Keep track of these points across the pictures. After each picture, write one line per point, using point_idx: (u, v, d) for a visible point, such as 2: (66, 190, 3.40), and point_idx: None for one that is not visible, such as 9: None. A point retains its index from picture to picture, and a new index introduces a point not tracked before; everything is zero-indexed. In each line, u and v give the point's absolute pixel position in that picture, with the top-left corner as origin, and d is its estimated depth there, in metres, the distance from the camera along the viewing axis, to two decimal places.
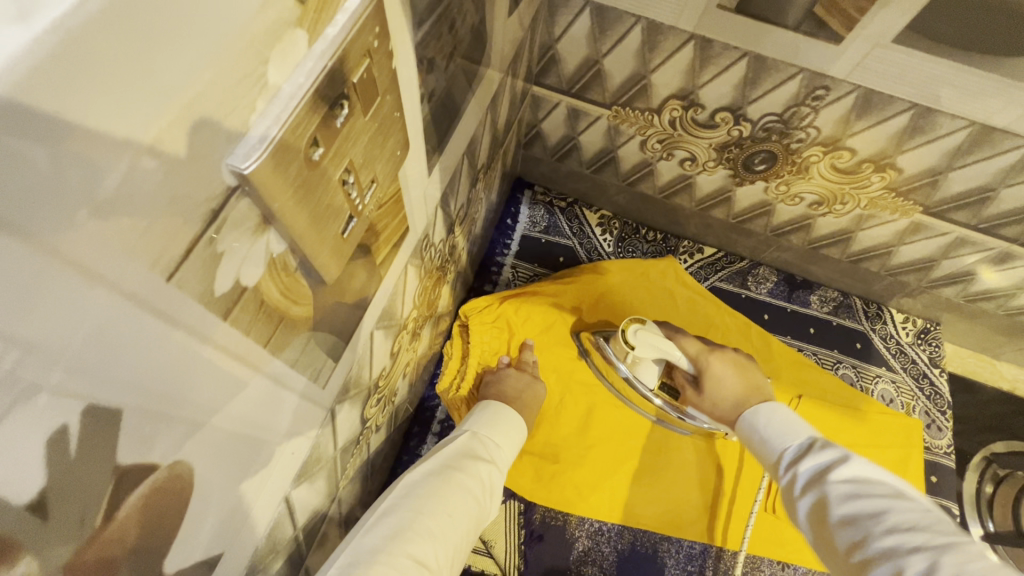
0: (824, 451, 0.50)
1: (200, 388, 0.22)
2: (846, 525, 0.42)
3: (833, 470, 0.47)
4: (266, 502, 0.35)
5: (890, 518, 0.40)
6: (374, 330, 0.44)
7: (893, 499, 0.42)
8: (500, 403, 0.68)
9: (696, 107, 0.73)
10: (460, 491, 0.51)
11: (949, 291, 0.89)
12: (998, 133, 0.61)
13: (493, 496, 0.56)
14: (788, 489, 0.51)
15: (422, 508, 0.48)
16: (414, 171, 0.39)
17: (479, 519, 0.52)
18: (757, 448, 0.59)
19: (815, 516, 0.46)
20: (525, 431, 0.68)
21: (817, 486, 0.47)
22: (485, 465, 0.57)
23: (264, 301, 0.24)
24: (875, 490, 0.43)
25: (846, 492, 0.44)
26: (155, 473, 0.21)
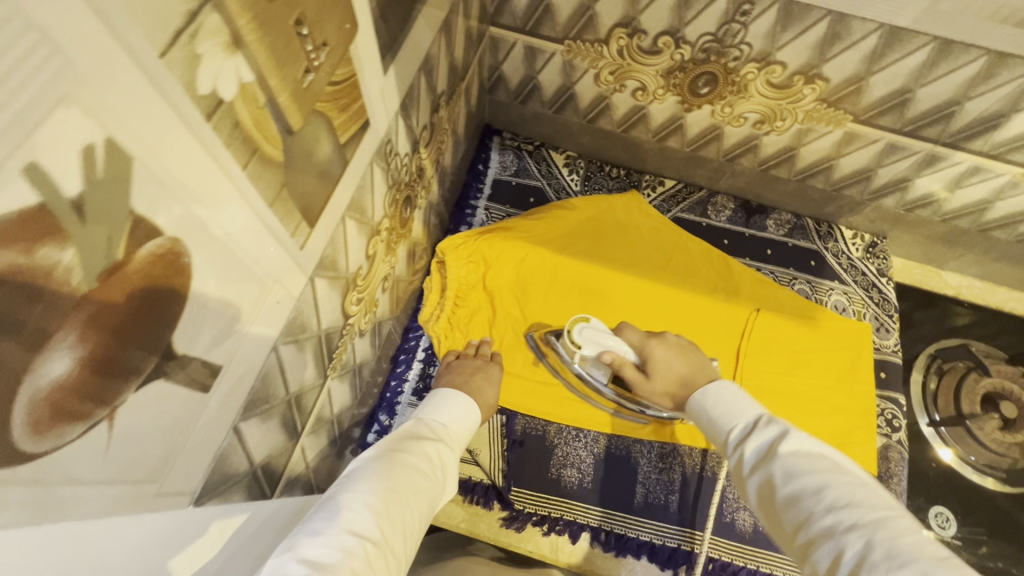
0: (767, 428, 0.52)
1: (192, 180, 0.28)
2: (794, 503, 0.45)
3: (776, 448, 0.49)
4: (258, 339, 0.41)
5: (831, 495, 0.43)
6: (344, 216, 0.50)
7: (831, 475, 0.45)
8: (449, 392, 0.72)
9: (639, 33, 0.79)
10: (404, 467, 0.54)
11: (890, 201, 0.96)
12: (905, 32, 0.67)
13: (444, 471, 0.59)
14: (735, 467, 0.53)
15: (365, 486, 0.50)
16: (369, 62, 0.45)
17: (430, 491, 0.55)
18: (704, 424, 0.61)
19: (761, 492, 0.48)
20: (477, 416, 0.71)
21: (763, 464, 0.50)
22: (432, 442, 0.60)
23: (239, 123, 0.30)
24: (814, 465, 0.46)
25: (788, 471, 0.47)
26: (161, 238, 0.27)
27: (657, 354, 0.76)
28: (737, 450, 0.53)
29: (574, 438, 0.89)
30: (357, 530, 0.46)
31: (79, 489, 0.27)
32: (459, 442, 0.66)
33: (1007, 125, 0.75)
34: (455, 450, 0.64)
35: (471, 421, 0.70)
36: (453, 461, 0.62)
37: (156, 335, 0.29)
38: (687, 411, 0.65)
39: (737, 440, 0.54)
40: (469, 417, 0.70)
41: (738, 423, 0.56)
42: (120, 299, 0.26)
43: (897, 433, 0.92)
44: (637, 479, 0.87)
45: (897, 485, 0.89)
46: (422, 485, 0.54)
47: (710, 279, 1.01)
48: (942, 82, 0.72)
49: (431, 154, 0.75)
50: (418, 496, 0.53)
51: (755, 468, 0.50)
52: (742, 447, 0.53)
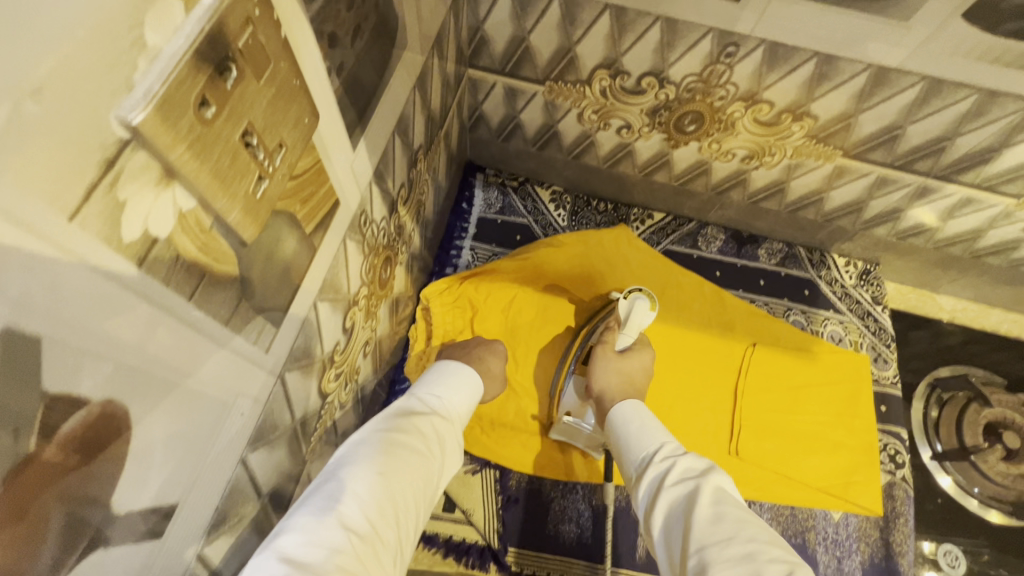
0: (697, 459, 0.54)
1: (124, 331, 0.25)
2: (710, 524, 0.46)
3: (704, 476, 0.51)
4: (221, 460, 0.37)
5: (749, 528, 0.45)
6: (317, 302, 0.47)
7: (746, 513, 0.47)
8: (444, 363, 0.67)
9: (622, 75, 0.77)
10: (395, 447, 0.50)
11: (882, 230, 0.95)
12: (893, 72, 0.65)
13: (440, 447, 0.56)
14: (653, 482, 0.54)
15: (352, 469, 0.47)
16: (335, 143, 0.42)
17: (426, 469, 0.52)
18: (627, 436, 0.62)
19: (678, 515, 0.49)
20: (477, 386, 0.67)
21: (689, 486, 0.51)
22: (425, 417, 0.56)
23: (180, 254, 0.27)
24: (736, 504, 0.48)
25: (712, 499, 0.48)
26: (87, 407, 0.23)
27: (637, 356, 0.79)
28: (662, 464, 0.54)
29: (572, 490, 0.86)
30: (347, 519, 0.43)
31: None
32: (460, 416, 0.63)
33: (999, 159, 0.74)
34: (453, 424, 0.60)
35: (471, 396, 0.65)
36: (451, 435, 0.59)
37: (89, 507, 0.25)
38: (608, 420, 0.68)
39: (664, 456, 0.56)
40: (467, 388, 0.65)
41: (666, 442, 0.58)
42: (40, 486, 0.22)
43: (902, 470, 0.90)
44: (638, 532, 0.83)
45: (904, 526, 0.86)
46: (415, 462, 0.51)
47: (704, 314, 0.98)
48: (932, 119, 0.70)
49: (411, 209, 0.72)
50: (412, 474, 0.50)
51: (677, 491, 0.51)
52: (670, 464, 0.54)
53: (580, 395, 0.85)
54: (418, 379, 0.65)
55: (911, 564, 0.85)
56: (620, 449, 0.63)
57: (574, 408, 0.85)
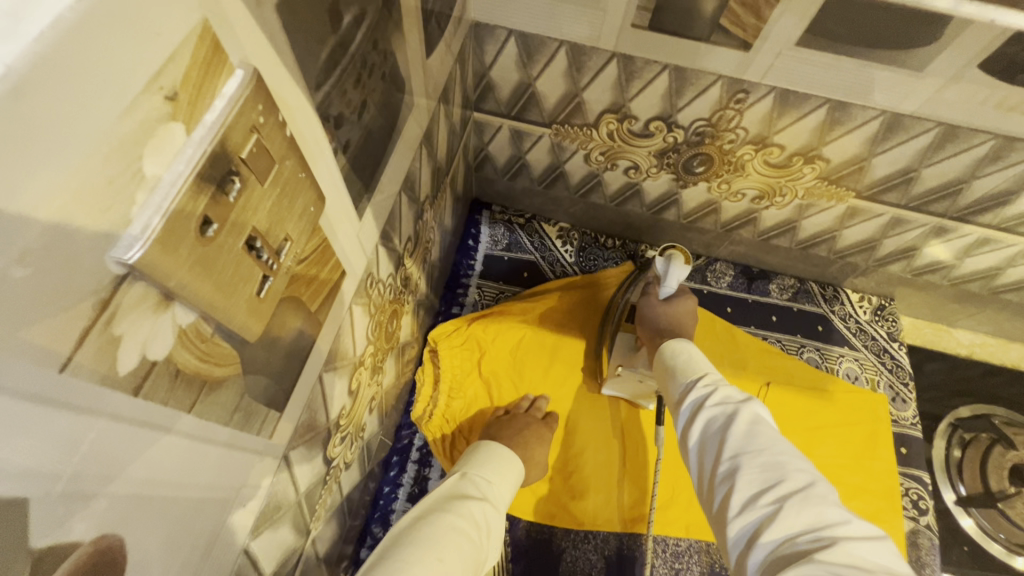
0: (736, 388, 0.54)
1: (118, 462, 0.23)
2: (746, 438, 0.48)
3: (745, 399, 0.52)
4: (222, 558, 0.35)
5: (782, 445, 0.47)
6: (322, 374, 0.46)
7: (783, 432, 0.49)
8: (493, 443, 0.72)
9: (629, 119, 0.76)
10: (452, 531, 0.52)
11: (897, 267, 0.93)
12: (908, 119, 0.64)
13: (488, 533, 0.58)
14: (693, 402, 0.54)
15: (414, 550, 0.48)
16: (341, 217, 0.41)
17: (477, 557, 0.53)
18: (672, 364, 0.61)
19: (714, 429, 0.51)
20: (520, 469, 0.71)
21: (730, 407, 0.51)
22: (477, 504, 0.59)
23: (180, 370, 0.26)
24: (772, 424, 0.50)
25: (751, 417, 0.49)
26: (80, 549, 0.22)
27: (681, 305, 0.76)
28: (706, 387, 0.54)
29: (583, 539, 0.83)
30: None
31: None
32: (505, 503, 0.66)
33: (1017, 201, 0.72)
34: (499, 512, 0.63)
35: (513, 481, 0.69)
36: (497, 520, 0.61)
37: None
38: (658, 353, 0.65)
39: (707, 383, 0.55)
40: (514, 475, 0.70)
41: (710, 372, 0.57)
42: None
43: (925, 516, 0.87)
44: None
45: None
46: (470, 550, 0.52)
47: (716, 351, 0.96)
48: (948, 163, 0.69)
49: (418, 259, 0.71)
50: (466, 560, 0.51)
51: (718, 409, 0.52)
52: (711, 388, 0.54)
53: (624, 349, 0.84)
54: (466, 458, 0.69)
55: None
56: (665, 377, 0.62)
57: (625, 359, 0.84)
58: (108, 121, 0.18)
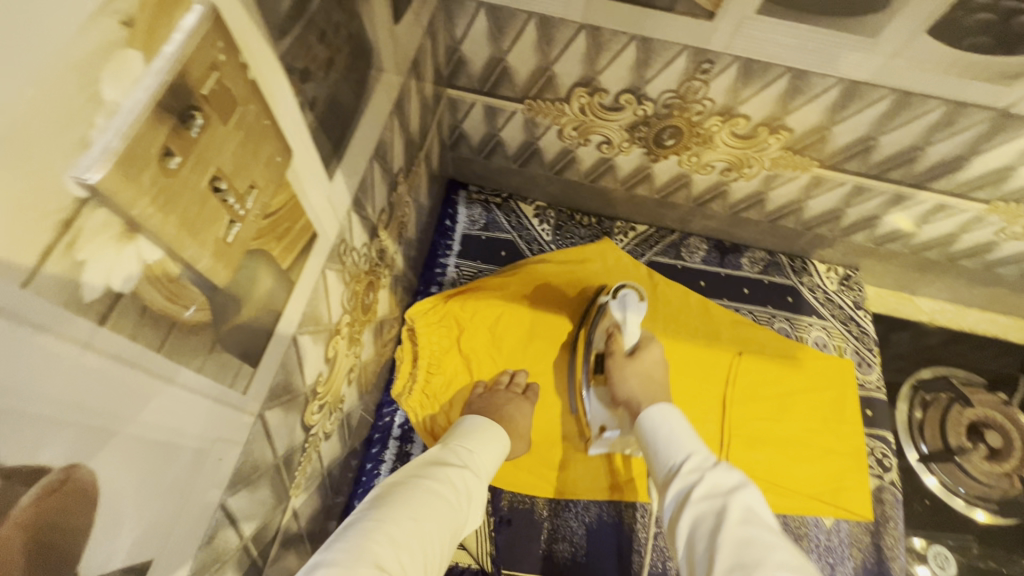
0: (724, 473, 0.56)
1: (88, 393, 0.24)
2: (738, 545, 0.48)
3: (733, 493, 0.53)
4: (197, 509, 0.36)
5: (777, 555, 0.47)
6: (297, 336, 0.46)
7: (774, 533, 0.50)
8: (480, 419, 0.72)
9: (600, 92, 0.77)
10: (426, 495, 0.54)
11: (860, 236, 0.96)
12: (865, 86, 0.67)
13: (468, 499, 0.59)
14: (680, 492, 0.56)
15: (389, 512, 0.50)
16: (310, 176, 0.41)
17: (453, 519, 0.55)
18: (657, 443, 0.64)
19: (705, 531, 0.52)
20: (502, 437, 0.71)
21: (717, 504, 0.53)
22: (456, 470, 0.60)
23: (147, 306, 0.26)
24: (766, 526, 0.50)
25: (741, 518, 0.51)
26: (49, 474, 0.22)
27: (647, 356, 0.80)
28: (692, 476, 0.57)
29: (564, 508, 0.85)
30: (378, 558, 0.44)
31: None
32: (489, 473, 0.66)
33: (969, 166, 0.75)
34: (482, 480, 0.64)
35: (499, 452, 0.69)
36: (478, 487, 0.62)
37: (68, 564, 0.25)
38: (637, 423, 0.70)
39: (693, 468, 0.58)
40: (500, 447, 0.70)
41: (695, 455, 0.60)
42: None
43: (890, 474, 0.91)
44: (632, 547, 0.83)
45: (894, 530, 0.87)
46: (445, 512, 0.54)
47: (689, 324, 0.99)
48: (903, 130, 0.72)
49: (393, 233, 0.72)
50: (441, 522, 0.53)
51: (706, 506, 0.53)
52: (698, 477, 0.56)
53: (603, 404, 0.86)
54: (454, 429, 0.70)
55: (902, 567, 0.85)
56: (651, 454, 0.65)
57: (607, 419, 0.85)
58: (65, 36, 0.19)
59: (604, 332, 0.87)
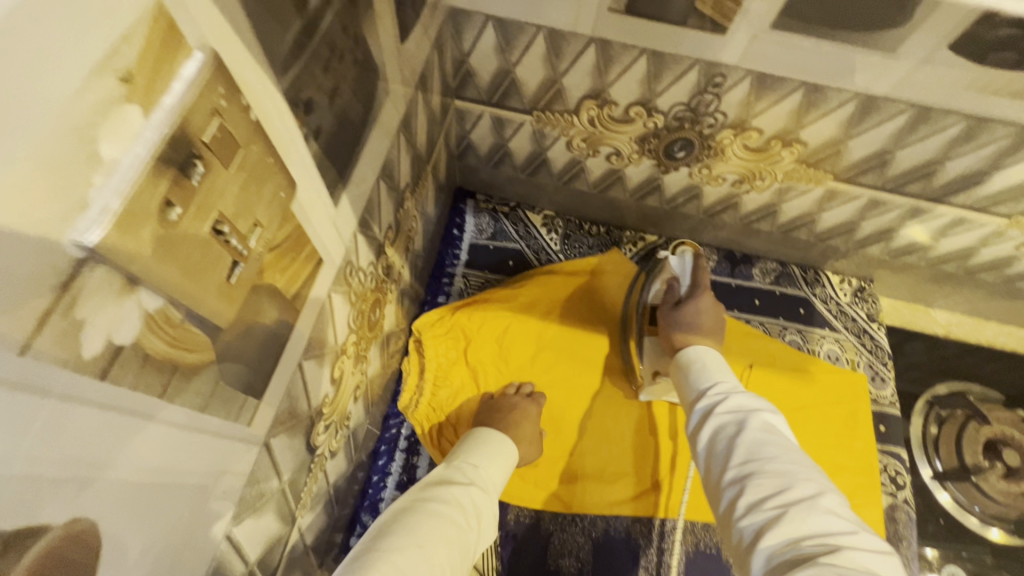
0: (751, 398, 0.55)
1: (86, 448, 0.23)
2: (756, 450, 0.49)
3: (756, 408, 0.53)
4: (202, 544, 0.35)
5: (793, 457, 0.48)
6: (302, 362, 0.46)
7: (793, 445, 0.50)
8: (490, 433, 0.72)
9: (610, 104, 0.76)
10: (432, 519, 0.53)
11: (875, 249, 0.94)
12: (882, 101, 0.65)
13: (477, 519, 0.58)
14: (704, 408, 0.56)
15: (392, 541, 0.49)
16: (315, 204, 0.40)
17: (462, 541, 0.54)
18: (685, 372, 0.64)
19: (725, 435, 0.52)
20: (512, 452, 0.72)
21: (740, 413, 0.53)
22: (463, 490, 0.60)
23: (149, 355, 0.26)
24: (783, 435, 0.51)
25: (760, 426, 0.51)
26: (53, 531, 0.22)
27: (694, 306, 0.74)
28: (715, 396, 0.56)
29: (571, 522, 0.84)
30: None
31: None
32: (498, 488, 0.66)
33: (990, 181, 0.73)
34: (491, 496, 0.64)
35: (505, 465, 0.69)
36: (488, 504, 0.62)
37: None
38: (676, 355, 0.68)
39: (718, 391, 0.57)
40: (505, 458, 0.71)
41: (721, 381, 0.59)
42: None
43: (903, 491, 0.89)
44: (639, 563, 0.82)
45: (908, 549, 0.85)
46: (451, 536, 0.53)
47: None
48: (922, 144, 0.70)
49: (400, 248, 0.71)
50: (446, 546, 0.51)
51: (728, 417, 0.53)
52: (723, 394, 0.56)
53: (654, 354, 0.83)
54: (459, 446, 0.70)
55: None
56: (680, 379, 0.65)
57: (660, 364, 0.82)
58: (61, 99, 0.18)
59: (661, 284, 0.82)
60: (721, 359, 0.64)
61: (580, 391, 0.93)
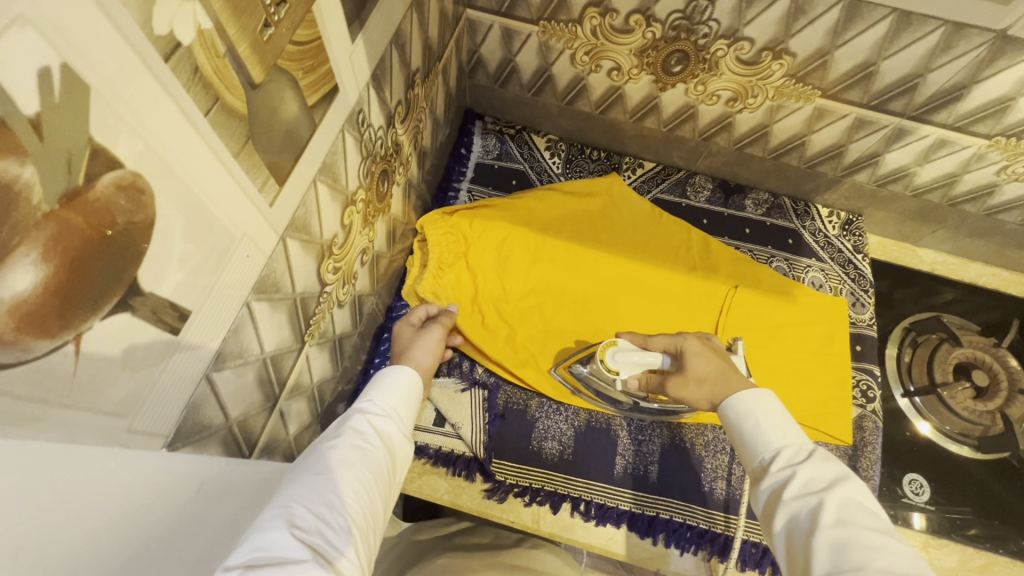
0: (821, 465, 0.48)
1: (152, 117, 0.30)
2: (834, 552, 0.42)
3: (831, 488, 0.46)
4: (227, 291, 0.42)
5: (883, 559, 0.40)
6: (316, 181, 0.52)
7: (883, 536, 0.42)
8: (398, 369, 0.64)
9: (611, 13, 0.81)
10: (338, 452, 0.49)
11: (863, 176, 0.98)
12: (865, 5, 0.69)
13: (384, 444, 0.53)
14: (771, 492, 0.49)
15: (282, 494, 0.43)
16: (335, 27, 0.47)
17: (369, 463, 0.49)
18: (741, 433, 0.55)
19: (800, 533, 0.45)
20: (421, 379, 0.65)
21: (812, 500, 0.46)
22: (361, 418, 0.54)
23: (198, 68, 0.32)
24: (867, 521, 0.43)
25: (837, 519, 0.43)
26: (123, 169, 0.29)
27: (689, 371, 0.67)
28: (782, 473, 0.49)
29: (554, 411, 0.91)
30: (293, 519, 0.40)
31: (24, 406, 0.28)
32: (407, 418, 0.60)
33: (970, 96, 0.77)
34: (398, 423, 0.58)
35: (412, 397, 0.62)
36: (400, 431, 0.57)
37: (88, 279, 0.29)
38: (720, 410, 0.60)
39: (785, 464, 0.50)
40: (410, 387, 0.63)
41: (787, 446, 0.51)
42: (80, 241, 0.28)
43: (872, 404, 0.94)
44: (616, 451, 0.88)
45: (871, 453, 0.90)
46: (356, 457, 0.49)
47: (689, 256, 1.02)
48: (904, 53, 0.74)
49: (408, 132, 0.77)
50: (354, 468, 0.48)
51: (799, 503, 0.46)
52: (789, 473, 0.48)
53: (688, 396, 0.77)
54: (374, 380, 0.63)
55: (875, 488, 0.88)
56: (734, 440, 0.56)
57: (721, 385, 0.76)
58: None
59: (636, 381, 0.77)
60: (773, 401, 0.55)
61: (568, 297, 0.97)
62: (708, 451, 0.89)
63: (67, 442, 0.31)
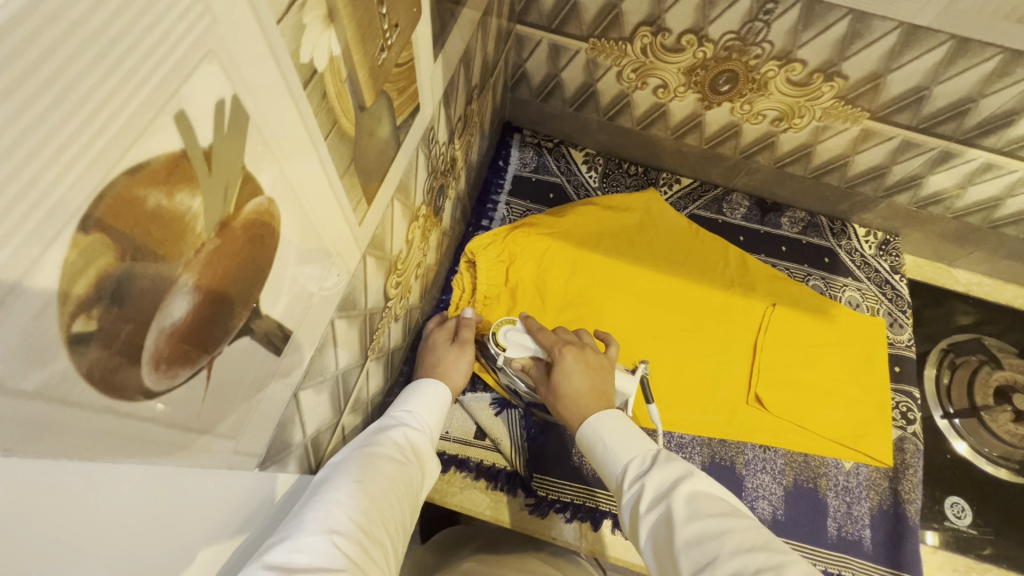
0: (666, 466, 0.53)
1: (289, 144, 0.30)
2: (694, 547, 0.44)
3: (677, 486, 0.50)
4: (318, 314, 0.42)
5: (731, 540, 0.43)
6: (393, 199, 0.52)
7: (727, 518, 0.46)
8: (435, 381, 0.65)
9: (664, 32, 0.81)
10: (375, 460, 0.48)
11: (903, 197, 0.99)
12: (924, 31, 0.70)
13: (416, 459, 0.54)
14: (632, 505, 0.52)
15: (320, 495, 0.43)
16: (424, 48, 0.47)
17: (403, 474, 0.49)
18: (596, 454, 0.59)
19: (662, 540, 0.47)
20: (448, 392, 0.66)
21: (663, 506, 0.49)
22: (396, 430, 0.55)
23: (325, 94, 0.32)
24: (710, 507, 0.47)
25: (687, 514, 0.47)
26: (262, 197, 0.29)
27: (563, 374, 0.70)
28: (637, 484, 0.53)
29: None
30: (332, 525, 0.40)
31: (166, 433, 0.27)
32: (434, 433, 0.61)
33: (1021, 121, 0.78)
34: (428, 438, 0.58)
35: (443, 413, 0.63)
36: (428, 445, 0.57)
37: (230, 286, 0.29)
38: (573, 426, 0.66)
39: (637, 473, 0.54)
40: (439, 402, 0.63)
41: (635, 457, 0.55)
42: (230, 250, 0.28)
43: (912, 426, 0.93)
44: None
45: (913, 476, 0.88)
46: (392, 468, 0.49)
47: (728, 274, 1.02)
48: (958, 79, 0.74)
49: (462, 146, 0.78)
50: (390, 478, 0.48)
51: (655, 509, 0.49)
52: (641, 485, 0.52)
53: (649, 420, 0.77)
54: (410, 389, 0.64)
55: (918, 513, 0.87)
56: (591, 456, 0.60)
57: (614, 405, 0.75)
58: None
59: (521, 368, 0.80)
60: (622, 420, 0.61)
61: (616, 314, 0.96)
62: (750, 471, 0.88)
63: (187, 466, 0.30)
